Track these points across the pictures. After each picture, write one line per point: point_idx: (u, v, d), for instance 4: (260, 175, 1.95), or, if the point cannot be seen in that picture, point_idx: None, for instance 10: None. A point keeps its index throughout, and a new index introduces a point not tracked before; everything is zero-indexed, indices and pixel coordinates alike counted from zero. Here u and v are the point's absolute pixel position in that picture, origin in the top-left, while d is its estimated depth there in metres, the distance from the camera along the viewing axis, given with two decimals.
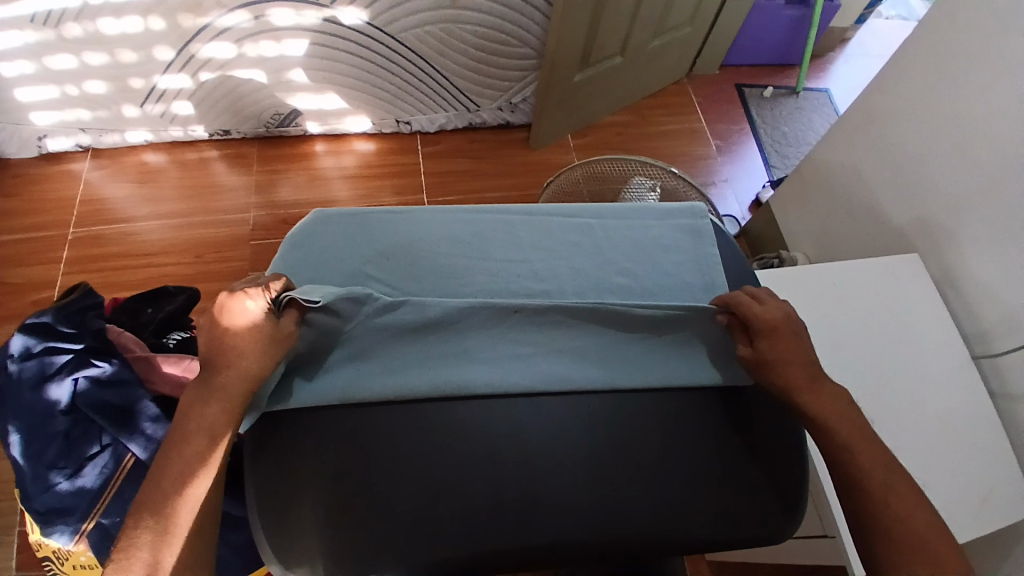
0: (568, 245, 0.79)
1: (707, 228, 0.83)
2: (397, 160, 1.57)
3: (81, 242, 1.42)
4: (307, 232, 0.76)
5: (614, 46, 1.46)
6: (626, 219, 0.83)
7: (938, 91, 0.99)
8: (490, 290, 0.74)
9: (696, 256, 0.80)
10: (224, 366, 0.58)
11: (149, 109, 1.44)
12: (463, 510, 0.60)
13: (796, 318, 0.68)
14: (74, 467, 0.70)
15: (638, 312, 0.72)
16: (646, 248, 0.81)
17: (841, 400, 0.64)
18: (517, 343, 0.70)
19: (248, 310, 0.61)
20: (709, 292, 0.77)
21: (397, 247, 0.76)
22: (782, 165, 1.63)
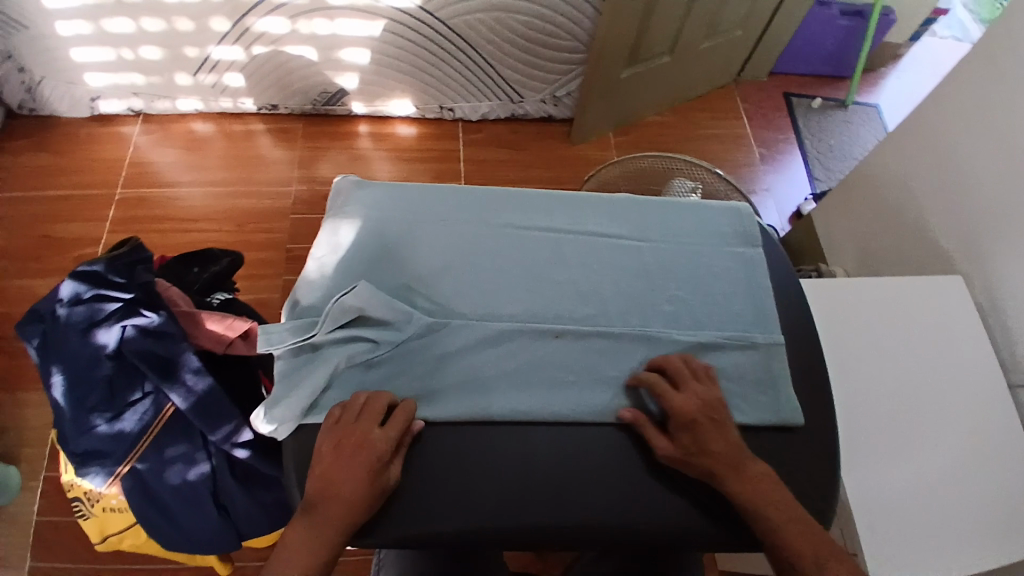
0: (618, 263, 0.73)
1: (758, 259, 0.75)
2: (437, 145, 1.58)
3: (126, 202, 1.45)
4: (341, 237, 0.72)
5: (663, 45, 1.45)
6: (682, 227, 0.76)
7: (998, 108, 0.96)
8: (531, 312, 0.69)
9: (748, 287, 0.73)
10: (320, 492, 0.56)
11: (201, 78, 1.48)
12: (492, 482, 0.61)
13: (720, 405, 0.62)
14: (114, 412, 0.72)
15: (683, 339, 0.69)
16: (699, 273, 0.73)
17: (765, 475, 0.59)
18: (557, 369, 0.67)
19: (362, 429, 0.58)
20: (762, 322, 0.72)
21: (436, 254, 0.72)
22: (826, 178, 1.60)
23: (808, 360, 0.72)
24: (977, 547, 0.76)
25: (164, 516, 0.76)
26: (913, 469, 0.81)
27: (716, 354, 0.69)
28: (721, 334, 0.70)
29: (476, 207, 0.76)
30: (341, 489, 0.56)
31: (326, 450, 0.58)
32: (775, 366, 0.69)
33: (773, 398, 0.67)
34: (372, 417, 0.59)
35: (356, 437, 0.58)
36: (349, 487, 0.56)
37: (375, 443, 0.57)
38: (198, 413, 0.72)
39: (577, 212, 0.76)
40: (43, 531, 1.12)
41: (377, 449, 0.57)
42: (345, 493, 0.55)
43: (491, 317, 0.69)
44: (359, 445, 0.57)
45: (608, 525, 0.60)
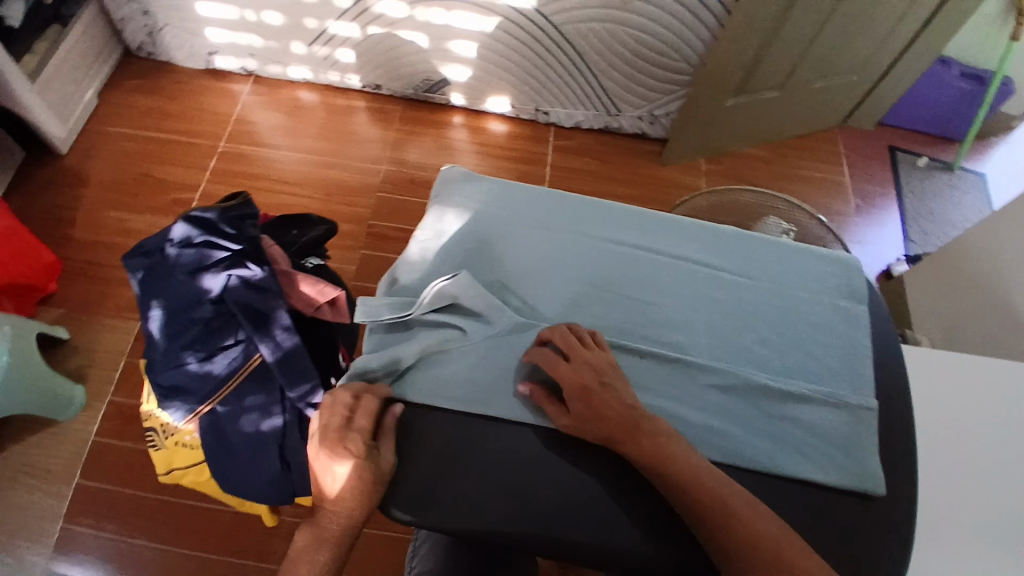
0: (713, 294, 0.72)
1: (863, 318, 0.73)
2: (527, 146, 1.59)
3: (226, 156, 1.52)
4: (446, 223, 0.74)
5: (774, 79, 1.41)
6: (782, 268, 0.74)
7: None
8: (620, 328, 0.69)
9: (847, 341, 0.71)
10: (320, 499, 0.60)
11: (314, 50, 1.53)
12: (561, 491, 0.60)
13: (610, 371, 0.62)
14: (206, 353, 0.76)
15: (771, 384, 0.67)
16: (795, 319, 0.71)
17: (668, 437, 0.59)
18: (640, 389, 0.66)
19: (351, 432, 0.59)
20: (856, 381, 0.69)
21: (532, 256, 0.72)
22: (921, 241, 1.53)
23: (898, 427, 0.68)
24: None
25: (228, 455, 0.77)
26: None
27: (805, 404, 0.67)
28: (812, 386, 0.67)
29: (576, 218, 0.76)
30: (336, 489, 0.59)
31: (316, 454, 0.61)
32: (863, 429, 0.66)
33: (857, 461, 0.64)
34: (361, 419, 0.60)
35: (335, 437, 0.59)
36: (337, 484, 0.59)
37: (345, 443, 0.58)
38: (282, 368, 0.75)
39: (678, 238, 0.76)
40: (103, 451, 1.18)
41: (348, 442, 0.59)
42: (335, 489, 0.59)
43: (579, 326, 0.69)
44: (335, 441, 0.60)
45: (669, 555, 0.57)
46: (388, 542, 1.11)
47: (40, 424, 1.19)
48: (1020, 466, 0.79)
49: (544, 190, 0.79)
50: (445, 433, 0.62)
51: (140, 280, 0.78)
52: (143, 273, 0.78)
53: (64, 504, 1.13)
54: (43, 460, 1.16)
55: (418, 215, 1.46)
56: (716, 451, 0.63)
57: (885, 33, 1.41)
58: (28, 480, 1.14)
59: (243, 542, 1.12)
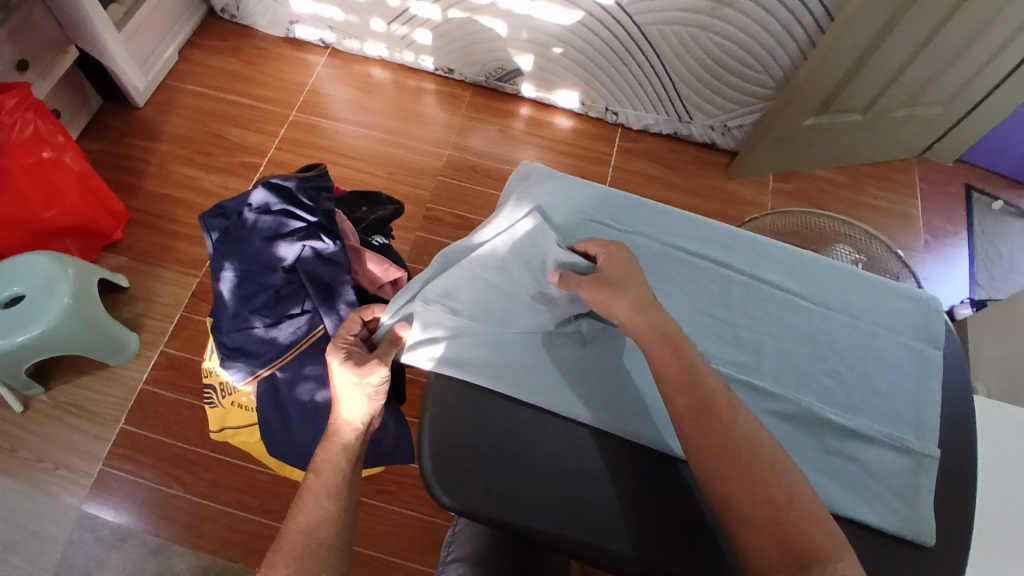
0: (782, 318, 0.70)
1: (937, 360, 0.70)
2: (590, 145, 1.58)
3: (296, 124, 1.55)
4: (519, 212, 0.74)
5: (859, 102, 1.37)
6: (858, 297, 0.72)
7: None
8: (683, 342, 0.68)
9: (917, 387, 0.68)
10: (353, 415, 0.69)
11: (394, 28, 1.54)
12: (607, 499, 0.60)
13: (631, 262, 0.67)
14: (273, 319, 0.78)
15: (835, 418, 0.65)
16: (865, 357, 0.69)
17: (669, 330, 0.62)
18: None
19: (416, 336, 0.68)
20: (921, 426, 0.66)
21: None
22: (988, 286, 1.47)
23: (960, 479, 0.65)
24: None
25: (281, 419, 0.79)
26: None
27: (867, 445, 0.65)
28: (877, 428, 0.65)
29: (650, 227, 0.75)
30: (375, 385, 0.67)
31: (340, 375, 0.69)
32: (923, 476, 0.63)
33: (910, 506, 0.62)
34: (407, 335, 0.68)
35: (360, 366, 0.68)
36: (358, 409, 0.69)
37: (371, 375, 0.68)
38: None
39: (753, 262, 0.74)
40: (154, 396, 1.23)
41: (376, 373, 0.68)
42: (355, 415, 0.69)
43: None
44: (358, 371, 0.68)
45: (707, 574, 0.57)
46: (413, 522, 1.12)
47: (95, 365, 1.25)
48: None
49: (621, 191, 0.78)
50: (509, 434, 0.63)
51: (215, 240, 0.80)
52: (218, 234, 0.79)
53: (111, 444, 1.19)
54: (96, 399, 1.22)
55: (475, 203, 1.47)
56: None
57: (982, 67, 1.35)
58: (81, 417, 1.20)
59: (274, 502, 1.16)
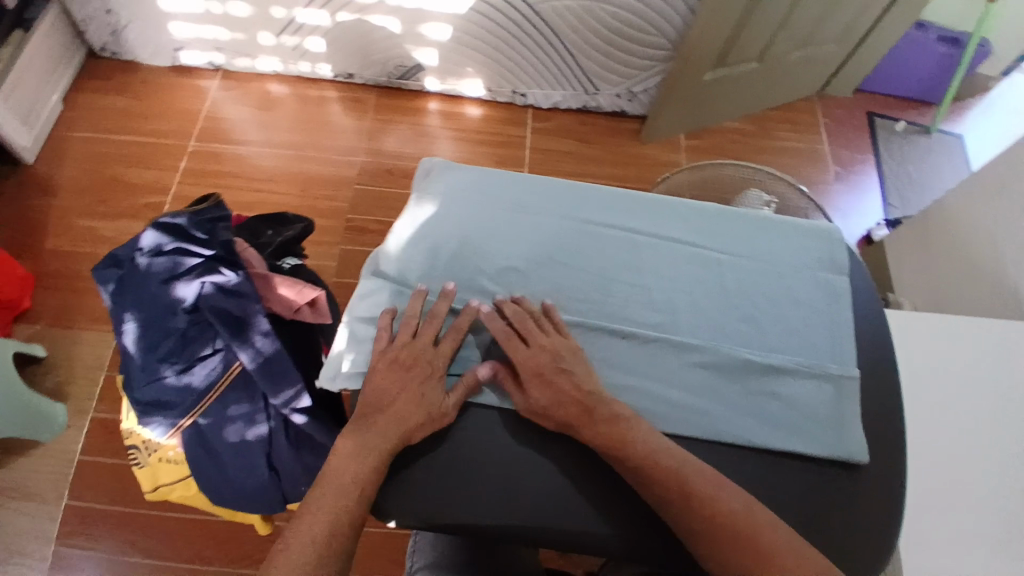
0: (690, 271, 0.71)
1: (845, 289, 0.72)
2: (504, 130, 1.56)
3: (197, 154, 1.47)
4: (421, 211, 0.72)
5: (753, 51, 1.40)
6: (762, 240, 0.74)
7: None
8: (602, 312, 0.68)
9: (829, 318, 0.69)
10: (380, 417, 0.59)
11: (283, 40, 1.48)
12: (544, 484, 0.59)
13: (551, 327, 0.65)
14: (184, 364, 0.73)
15: (754, 360, 0.66)
16: (778, 298, 0.70)
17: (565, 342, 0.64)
18: (620, 370, 0.65)
19: (402, 375, 0.62)
20: (839, 354, 0.68)
21: (512, 246, 0.70)
22: (902, 206, 1.53)
23: (886, 395, 0.68)
24: None
25: (214, 468, 0.76)
26: None
27: (789, 380, 0.66)
28: (794, 361, 0.66)
29: (557, 203, 0.74)
30: (380, 419, 0.59)
31: (390, 379, 0.61)
32: (845, 401, 0.65)
33: (837, 433, 0.63)
34: (389, 373, 0.62)
35: (404, 365, 0.62)
36: (404, 412, 0.59)
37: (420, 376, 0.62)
38: (264, 374, 0.72)
39: (660, 220, 0.74)
40: (88, 465, 1.16)
41: (425, 375, 0.62)
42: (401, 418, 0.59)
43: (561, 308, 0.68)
44: (398, 370, 0.62)
45: (641, 539, 0.58)
46: (384, 538, 1.10)
47: (20, 444, 1.16)
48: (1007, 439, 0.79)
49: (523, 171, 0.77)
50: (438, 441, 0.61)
51: (112, 291, 0.75)
52: (113, 285, 0.75)
53: (54, 522, 1.11)
54: (30, 478, 1.14)
55: (397, 207, 1.43)
56: (700, 431, 0.62)
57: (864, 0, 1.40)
58: (14, 500, 1.12)
59: (237, 549, 1.11)
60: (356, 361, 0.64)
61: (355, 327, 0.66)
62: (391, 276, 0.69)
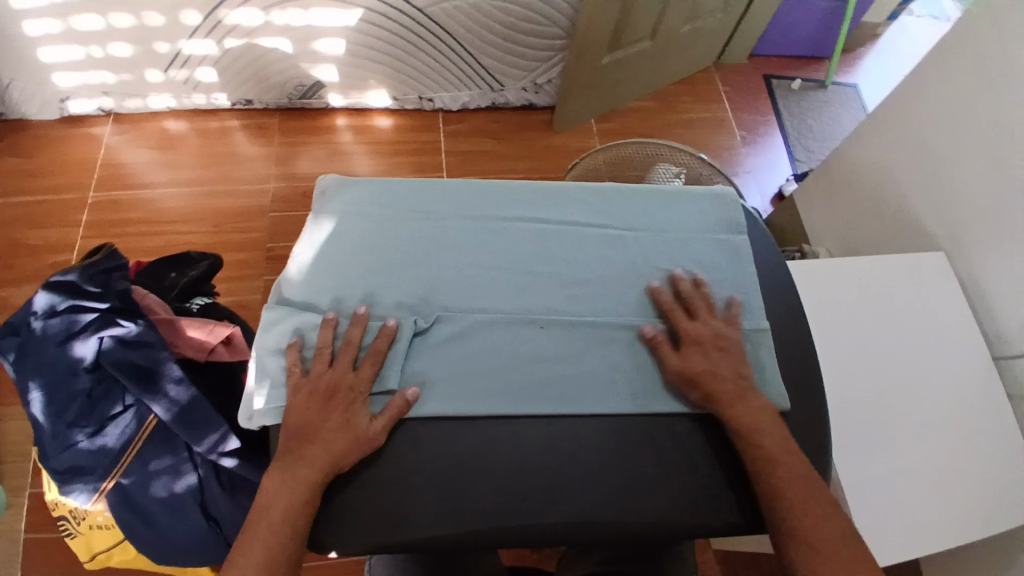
0: (596, 254, 0.72)
1: (744, 247, 0.75)
2: (418, 137, 1.55)
3: (99, 205, 1.40)
4: (319, 231, 0.71)
5: (644, 30, 1.44)
6: (660, 211, 0.76)
7: (987, 94, 0.97)
8: (518, 306, 0.68)
9: (734, 276, 0.72)
10: (306, 448, 0.57)
11: (173, 75, 1.43)
12: (484, 484, 0.59)
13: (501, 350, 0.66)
14: (95, 426, 0.70)
15: (668, 329, 0.68)
16: (685, 265, 0.72)
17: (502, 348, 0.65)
18: (542, 360, 0.65)
19: (322, 404, 0.60)
20: (749, 309, 0.70)
21: (418, 254, 0.70)
22: (807, 159, 1.61)
23: (798, 341, 0.71)
24: (961, 527, 0.79)
25: (147, 526, 0.72)
26: (895, 451, 0.83)
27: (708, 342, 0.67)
28: None
29: (459, 204, 0.74)
30: (304, 451, 0.57)
31: (313, 408, 0.59)
32: (760, 352, 0.67)
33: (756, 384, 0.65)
34: (309, 405, 0.60)
35: (326, 391, 0.60)
36: (330, 441, 0.58)
37: (343, 401, 0.60)
38: (181, 422, 0.69)
39: (563, 207, 0.75)
40: (24, 550, 1.08)
41: (347, 398, 0.60)
42: (327, 446, 0.57)
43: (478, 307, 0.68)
44: (318, 398, 0.60)
45: (587, 522, 0.58)
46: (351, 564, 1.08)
47: None
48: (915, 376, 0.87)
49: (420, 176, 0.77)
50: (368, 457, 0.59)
51: (12, 361, 0.70)
52: (13, 354, 0.70)
53: None
54: None
55: None
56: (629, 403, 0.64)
57: None
58: None
59: None
60: (271, 395, 0.62)
61: (264, 360, 0.64)
62: (296, 301, 0.68)
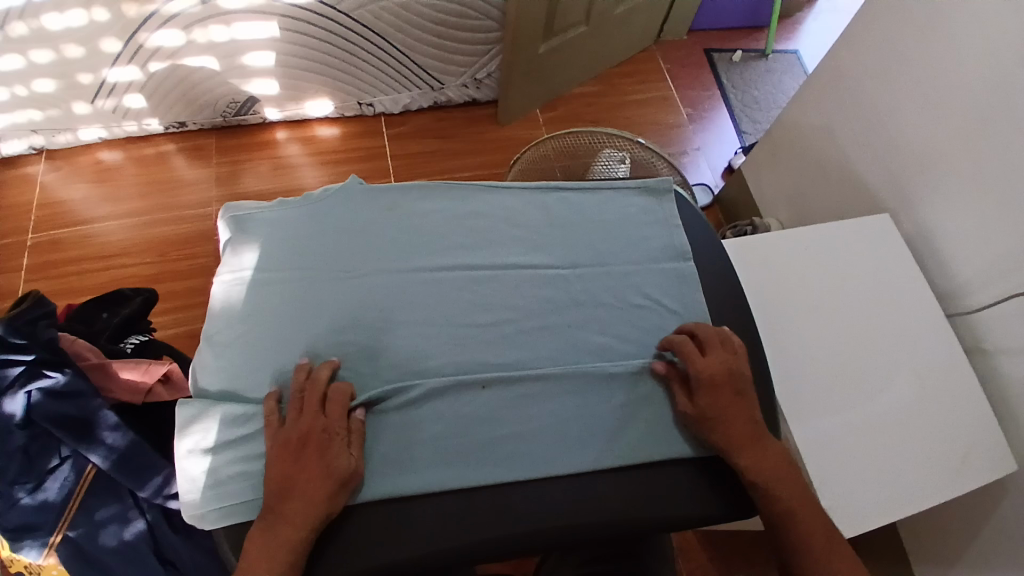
0: (538, 266, 0.70)
1: (691, 273, 0.72)
2: (362, 143, 1.52)
3: (40, 246, 1.35)
4: (241, 261, 0.67)
5: (578, 15, 1.43)
6: (602, 242, 0.73)
7: (914, 54, 0.99)
8: (459, 349, 0.63)
9: (680, 299, 0.70)
10: (287, 493, 0.52)
11: (100, 104, 1.38)
12: (433, 503, 0.56)
13: (447, 409, 0.60)
14: (35, 481, 0.67)
15: (618, 371, 0.64)
16: (626, 284, 0.70)
17: (441, 406, 0.60)
18: (487, 422, 0.60)
19: (294, 456, 0.54)
20: (689, 302, 0.70)
21: (344, 317, 0.63)
22: (754, 130, 1.61)
23: (742, 322, 0.72)
24: (925, 481, 0.81)
25: None
26: (855, 415, 0.84)
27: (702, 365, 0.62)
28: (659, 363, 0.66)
29: (386, 245, 0.68)
30: (287, 509, 0.52)
31: (285, 455, 0.54)
32: None
33: None
34: (282, 461, 0.54)
35: (295, 438, 0.55)
36: (314, 488, 0.53)
37: (317, 440, 0.55)
38: (122, 470, 0.69)
39: (498, 241, 0.71)
40: None
41: (325, 436, 0.55)
42: (309, 493, 0.52)
43: (417, 322, 0.64)
44: (287, 444, 0.54)
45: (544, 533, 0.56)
46: None
47: None
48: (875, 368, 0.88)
49: (345, 209, 0.71)
50: None
51: None
52: None
53: None
54: None
55: None
56: (580, 421, 0.61)
57: None
58: None
59: None
60: (201, 500, 0.55)
61: (186, 465, 0.57)
62: (212, 392, 0.60)
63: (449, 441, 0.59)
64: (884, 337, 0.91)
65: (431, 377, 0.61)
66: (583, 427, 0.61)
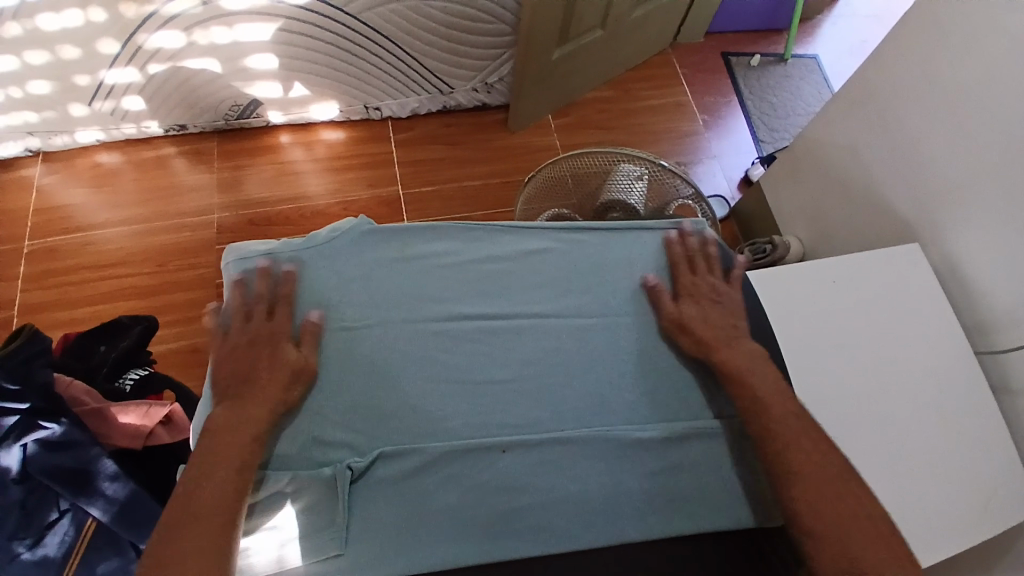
0: (560, 318, 0.70)
1: None
2: (368, 149, 1.47)
3: (36, 254, 1.31)
4: (246, 309, 0.65)
5: (594, 19, 1.37)
6: (623, 290, 0.71)
7: (949, 77, 0.94)
8: (478, 411, 0.63)
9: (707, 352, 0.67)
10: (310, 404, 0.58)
11: (97, 107, 1.33)
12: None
13: (466, 477, 0.59)
14: (34, 536, 0.62)
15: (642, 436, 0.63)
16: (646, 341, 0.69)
17: (460, 473, 0.59)
18: (507, 490, 0.59)
19: None
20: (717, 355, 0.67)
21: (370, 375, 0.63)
22: (771, 139, 1.57)
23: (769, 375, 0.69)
24: (951, 531, 0.78)
25: None
26: (879, 459, 0.81)
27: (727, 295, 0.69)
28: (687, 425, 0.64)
29: (406, 300, 0.68)
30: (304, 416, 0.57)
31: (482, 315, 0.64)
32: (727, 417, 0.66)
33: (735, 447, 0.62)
34: None
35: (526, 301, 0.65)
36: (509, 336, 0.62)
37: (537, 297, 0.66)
38: (124, 522, 0.67)
39: (516, 294, 0.71)
40: None
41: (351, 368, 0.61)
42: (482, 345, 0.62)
43: (436, 379, 0.64)
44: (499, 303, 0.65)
45: None
46: None
47: None
48: (903, 411, 0.85)
49: (361, 256, 0.70)
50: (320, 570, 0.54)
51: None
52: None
53: None
54: None
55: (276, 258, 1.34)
56: (601, 489, 0.60)
57: None
58: None
59: None
60: None
61: None
62: None
63: (472, 511, 0.58)
64: (911, 376, 0.87)
65: (449, 443, 0.60)
66: (605, 496, 0.60)
